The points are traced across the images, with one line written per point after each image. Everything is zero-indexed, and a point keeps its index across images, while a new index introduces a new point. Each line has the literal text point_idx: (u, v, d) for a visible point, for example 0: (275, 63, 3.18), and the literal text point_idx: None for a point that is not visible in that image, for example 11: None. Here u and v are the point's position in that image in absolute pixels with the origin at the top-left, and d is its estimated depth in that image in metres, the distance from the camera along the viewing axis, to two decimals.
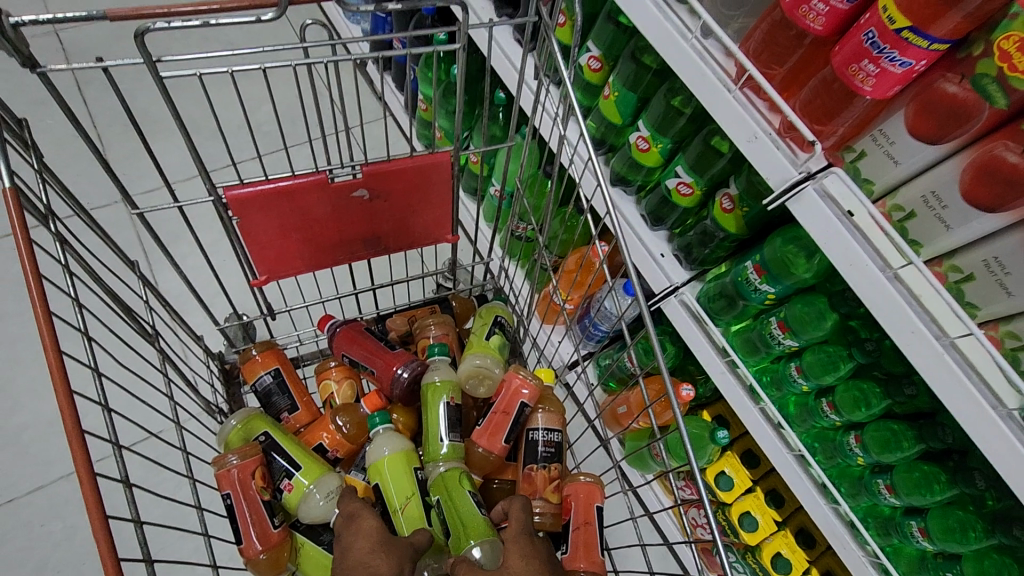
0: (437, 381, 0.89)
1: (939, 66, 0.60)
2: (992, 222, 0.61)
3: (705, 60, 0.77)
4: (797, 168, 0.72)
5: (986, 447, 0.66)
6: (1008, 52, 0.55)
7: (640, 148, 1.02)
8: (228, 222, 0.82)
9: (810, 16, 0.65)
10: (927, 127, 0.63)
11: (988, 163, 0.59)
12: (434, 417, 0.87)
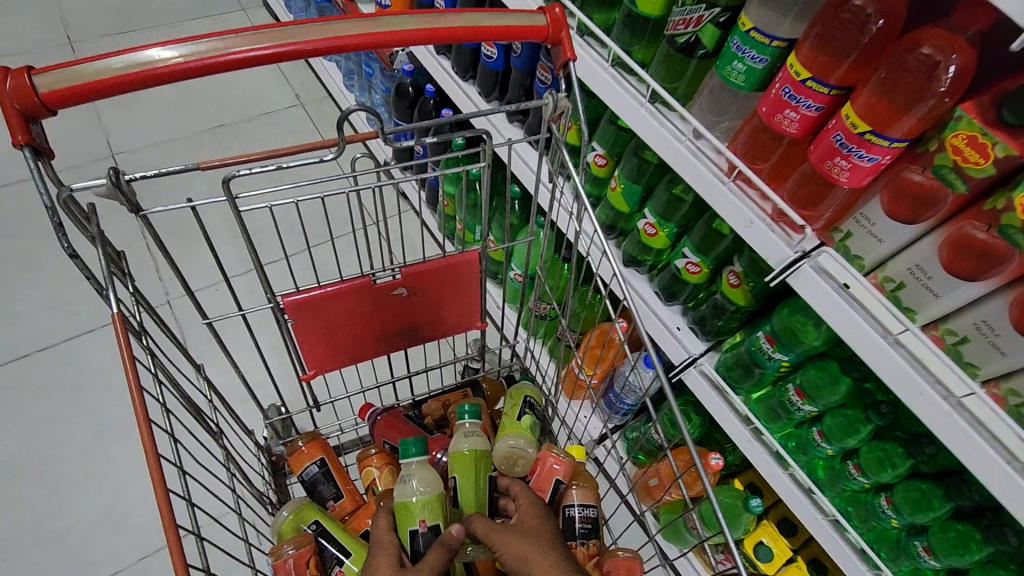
0: (467, 451, 0.89)
1: (903, 159, 0.69)
2: (973, 291, 0.67)
3: (700, 158, 0.88)
4: (792, 248, 0.81)
5: (1008, 502, 0.68)
6: (958, 147, 0.63)
7: (648, 233, 1.11)
8: (284, 325, 0.91)
9: (785, 122, 0.75)
10: (901, 210, 0.70)
11: (961, 239, 0.66)
12: (467, 483, 0.89)
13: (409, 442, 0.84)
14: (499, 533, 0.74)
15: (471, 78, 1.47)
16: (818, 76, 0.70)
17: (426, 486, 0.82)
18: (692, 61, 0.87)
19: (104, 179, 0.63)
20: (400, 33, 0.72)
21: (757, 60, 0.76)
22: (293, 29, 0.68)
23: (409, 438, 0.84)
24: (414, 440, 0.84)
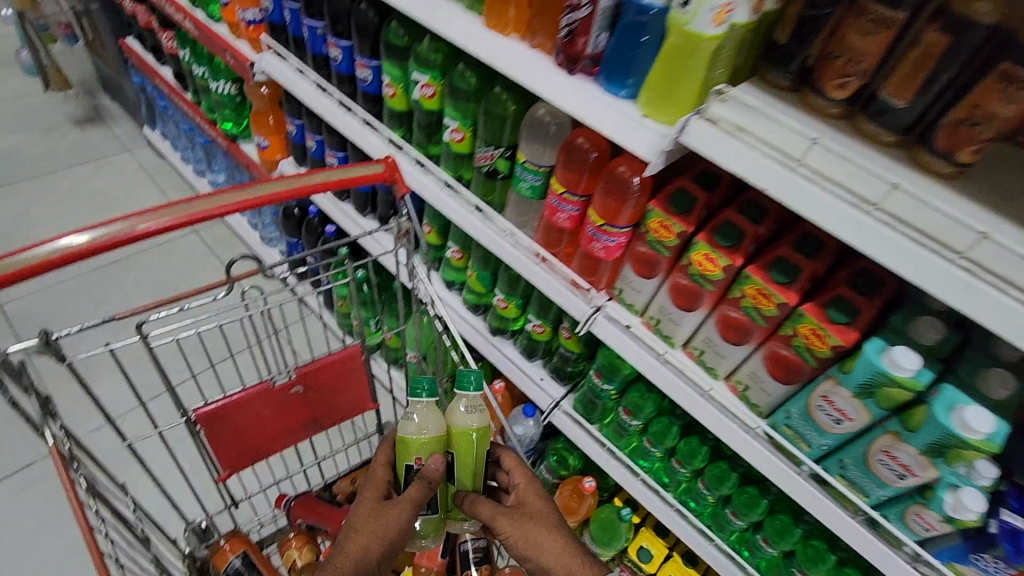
0: (471, 430, 0.90)
1: (635, 237, 1.01)
2: (695, 317, 0.99)
3: (517, 247, 1.17)
4: (589, 304, 1.10)
5: (753, 459, 0.97)
6: (657, 227, 0.95)
7: (502, 306, 1.39)
8: (197, 436, 1.07)
9: (560, 220, 1.07)
10: (643, 269, 1.02)
11: (678, 285, 0.98)
12: (467, 454, 0.91)
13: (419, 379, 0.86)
14: (513, 518, 0.87)
15: (348, 197, 1.73)
16: (570, 189, 1.03)
17: (427, 428, 0.88)
18: (497, 182, 1.18)
19: (35, 339, 0.80)
20: (264, 197, 0.95)
21: (534, 180, 1.08)
22: (177, 206, 0.89)
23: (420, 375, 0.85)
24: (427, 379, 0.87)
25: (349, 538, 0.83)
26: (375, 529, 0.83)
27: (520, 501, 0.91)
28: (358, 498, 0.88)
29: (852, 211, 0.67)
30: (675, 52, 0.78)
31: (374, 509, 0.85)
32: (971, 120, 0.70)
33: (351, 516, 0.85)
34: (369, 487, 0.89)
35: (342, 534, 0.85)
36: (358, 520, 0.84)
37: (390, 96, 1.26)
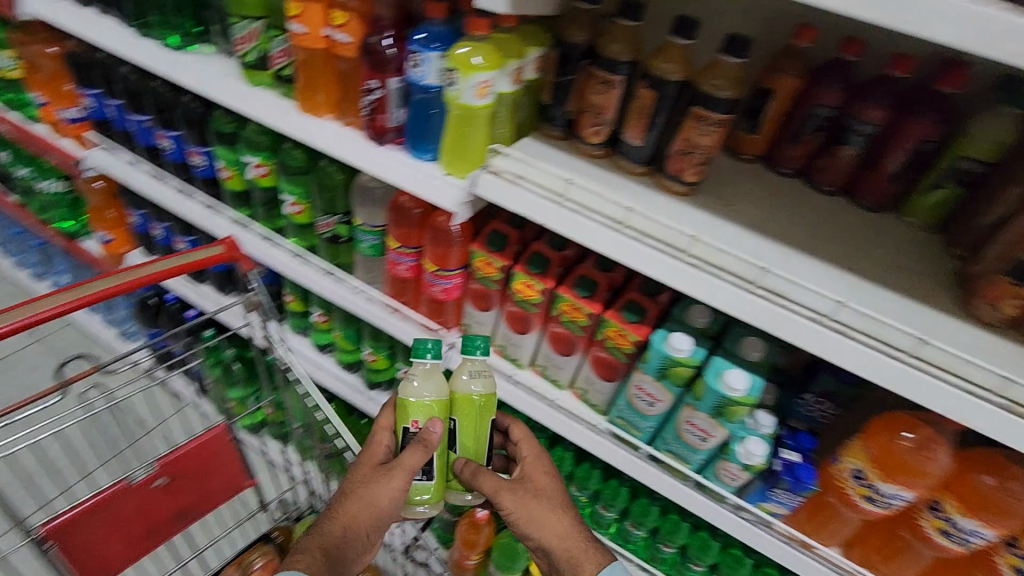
0: (474, 394, 0.94)
1: (468, 276, 1.14)
2: (531, 339, 1.13)
3: (371, 302, 1.25)
4: (444, 342, 1.20)
5: (600, 452, 1.10)
6: (483, 264, 1.08)
7: (372, 360, 1.45)
8: (48, 553, 1.00)
9: (402, 270, 1.17)
10: (482, 302, 1.15)
11: (512, 312, 1.12)
12: (469, 419, 0.95)
13: (428, 343, 0.90)
14: (519, 493, 0.93)
15: (205, 279, 1.71)
16: (404, 242, 1.13)
17: (428, 395, 0.91)
18: (340, 246, 1.26)
19: None
20: (101, 291, 0.86)
21: (373, 239, 1.17)
22: None
23: (431, 340, 0.90)
24: (434, 346, 0.90)
25: (345, 503, 0.87)
26: (381, 497, 0.87)
27: (524, 475, 0.98)
28: (357, 462, 0.92)
29: (612, 232, 0.82)
30: (458, 120, 0.92)
31: (379, 472, 0.89)
32: (686, 150, 0.90)
33: (350, 479, 0.90)
34: (370, 452, 0.93)
35: (337, 498, 0.89)
36: (359, 481, 0.89)
37: (227, 179, 1.31)
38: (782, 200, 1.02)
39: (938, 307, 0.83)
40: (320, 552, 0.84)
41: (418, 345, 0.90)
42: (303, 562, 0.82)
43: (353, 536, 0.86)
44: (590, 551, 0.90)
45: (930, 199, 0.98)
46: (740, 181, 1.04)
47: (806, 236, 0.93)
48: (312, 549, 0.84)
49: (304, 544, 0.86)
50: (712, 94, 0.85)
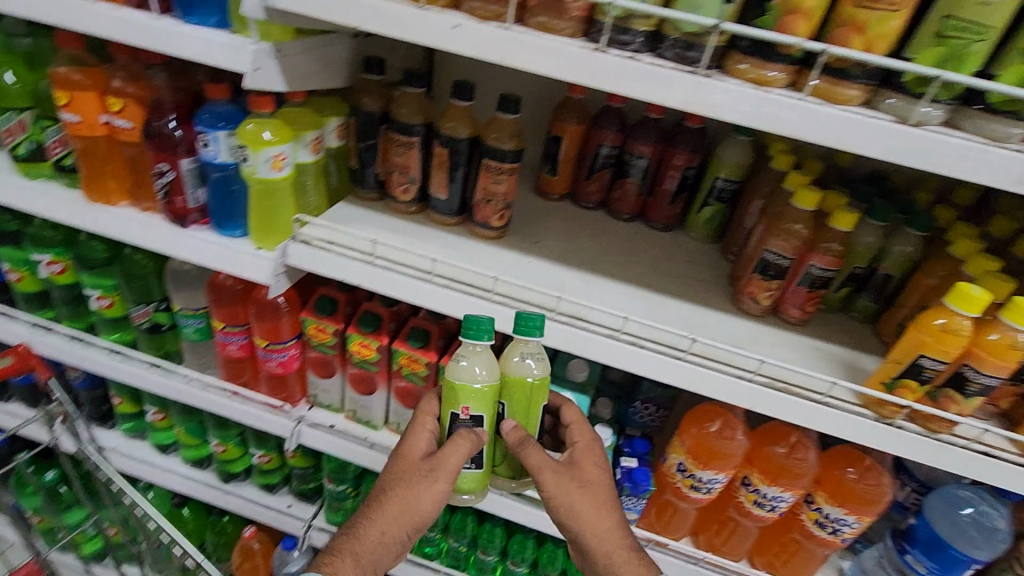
0: (529, 376, 0.76)
1: (305, 345, 1.12)
2: (378, 398, 1.13)
3: (206, 389, 1.17)
4: (290, 418, 1.16)
5: None
6: (316, 331, 1.07)
7: (222, 451, 1.35)
8: None
9: (233, 350, 1.11)
10: (323, 370, 1.13)
11: (355, 374, 1.11)
12: (520, 404, 0.78)
13: (480, 323, 0.73)
14: (567, 479, 0.79)
15: (11, 395, 1.49)
16: (230, 321, 1.08)
17: (483, 377, 0.75)
18: (163, 334, 1.18)
19: None
20: None
21: (197, 323, 1.11)
22: None
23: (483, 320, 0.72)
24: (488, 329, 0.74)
25: (377, 504, 0.78)
26: (414, 499, 0.76)
27: (574, 462, 0.82)
28: (399, 446, 0.80)
29: (423, 282, 0.86)
30: (261, 194, 0.92)
31: (416, 466, 0.77)
32: (487, 198, 0.99)
33: (390, 469, 0.79)
34: (404, 445, 0.79)
35: (376, 489, 0.80)
36: (394, 473, 0.78)
37: (17, 282, 1.18)
38: (587, 232, 1.14)
39: (715, 307, 0.97)
40: (353, 556, 0.76)
41: (468, 320, 0.73)
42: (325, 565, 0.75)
43: (391, 538, 0.76)
44: (635, 562, 0.79)
45: (704, 215, 1.15)
46: (548, 219, 1.15)
47: (604, 262, 1.05)
48: (345, 549, 0.76)
49: (336, 541, 0.78)
50: (496, 146, 0.94)
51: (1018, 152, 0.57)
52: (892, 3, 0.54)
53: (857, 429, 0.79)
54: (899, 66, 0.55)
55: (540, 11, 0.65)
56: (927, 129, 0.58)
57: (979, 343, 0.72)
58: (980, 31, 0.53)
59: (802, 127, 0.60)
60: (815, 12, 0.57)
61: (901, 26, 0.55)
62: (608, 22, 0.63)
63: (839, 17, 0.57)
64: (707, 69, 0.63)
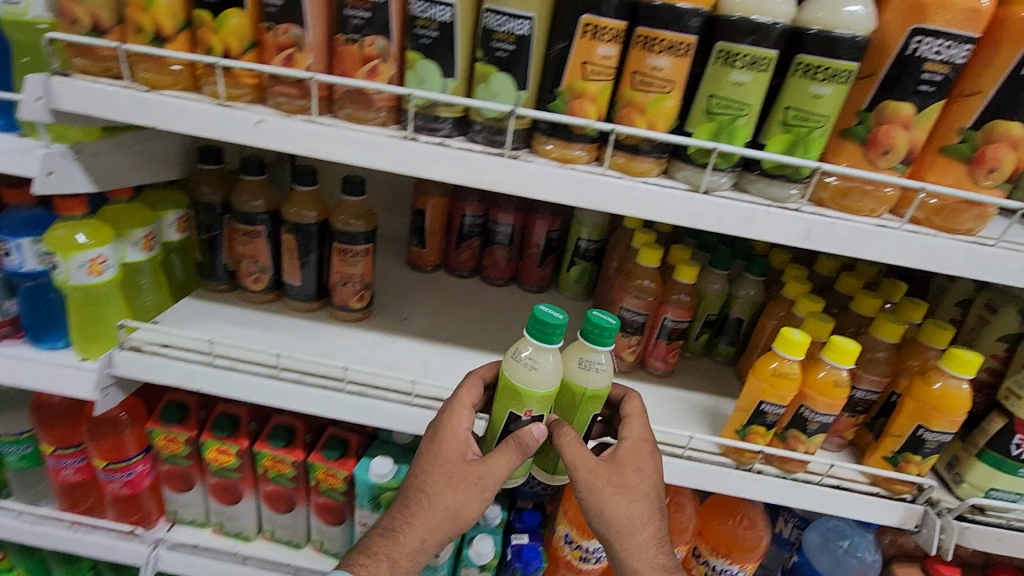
0: (591, 380, 0.69)
1: (156, 459, 1.00)
2: (246, 505, 1.03)
3: (39, 524, 1.01)
4: (145, 543, 1.02)
5: None
6: (166, 442, 0.97)
7: None
8: None
9: (68, 475, 0.98)
10: (180, 483, 1.02)
11: (217, 483, 1.01)
12: (574, 407, 0.70)
13: (552, 318, 0.63)
14: (608, 489, 0.68)
15: None
16: (62, 443, 0.96)
17: (550, 380, 0.66)
18: None
19: None
20: None
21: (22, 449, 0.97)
22: None
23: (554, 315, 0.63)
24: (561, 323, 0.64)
25: (409, 508, 0.70)
26: (455, 506, 0.69)
27: (621, 469, 0.69)
28: (431, 447, 0.70)
29: (271, 380, 0.81)
30: (82, 301, 0.83)
31: (450, 475, 0.69)
32: (343, 281, 0.95)
33: (421, 474, 0.70)
34: (437, 447, 0.70)
35: (405, 491, 0.71)
36: (426, 474, 0.70)
37: None
38: (459, 304, 1.13)
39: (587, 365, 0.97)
40: (388, 561, 0.69)
41: (539, 317, 0.64)
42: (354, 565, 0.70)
43: (432, 541, 0.70)
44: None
45: (572, 274, 1.17)
46: (417, 295, 1.12)
47: (473, 336, 1.04)
48: (375, 553, 0.70)
49: (365, 542, 0.72)
50: (344, 230, 0.92)
51: (795, 212, 0.61)
52: (663, 85, 0.59)
53: (719, 481, 0.81)
54: (679, 140, 0.59)
55: (347, 103, 0.64)
56: (716, 195, 0.62)
57: (810, 383, 0.76)
58: (740, 108, 0.58)
59: (607, 201, 0.63)
60: (600, 95, 0.60)
61: (677, 104, 0.60)
62: (413, 112, 0.64)
63: (622, 99, 0.61)
64: (513, 151, 0.64)
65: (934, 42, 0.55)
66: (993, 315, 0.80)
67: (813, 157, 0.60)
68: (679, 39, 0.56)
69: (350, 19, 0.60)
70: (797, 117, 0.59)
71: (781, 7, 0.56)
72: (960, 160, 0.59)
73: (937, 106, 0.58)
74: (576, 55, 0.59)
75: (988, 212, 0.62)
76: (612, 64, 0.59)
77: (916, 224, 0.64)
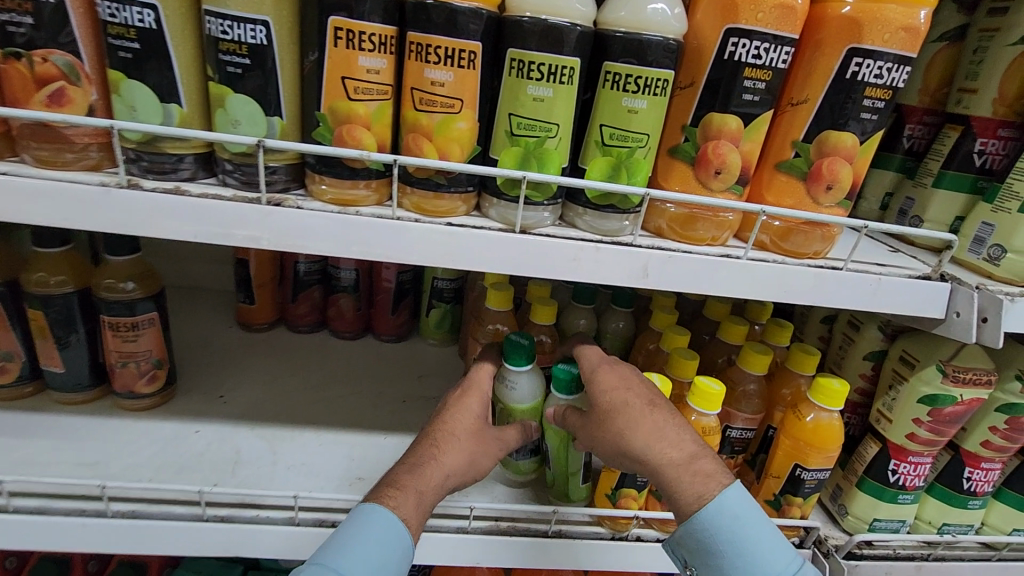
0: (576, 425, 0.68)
1: None
2: None
3: None
4: None
5: None
6: None
7: None
8: None
9: None
10: None
11: None
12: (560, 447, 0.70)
13: (520, 343, 0.68)
14: (589, 424, 0.62)
15: None
16: None
17: (533, 392, 0.70)
18: None
19: None
20: None
21: None
22: None
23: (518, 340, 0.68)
24: (525, 342, 0.68)
25: (433, 446, 0.61)
26: (476, 455, 0.63)
27: (604, 413, 0.60)
28: (457, 398, 0.66)
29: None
30: None
31: (475, 425, 0.64)
32: (123, 362, 0.75)
33: (447, 418, 0.63)
34: (463, 400, 0.65)
35: (421, 436, 0.63)
36: (446, 420, 0.64)
37: None
38: (300, 365, 0.95)
39: None
40: (416, 493, 0.56)
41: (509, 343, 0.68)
42: (377, 497, 0.55)
43: (452, 484, 0.60)
44: (693, 480, 0.56)
45: (433, 319, 1.02)
46: (246, 360, 0.93)
47: (311, 407, 0.86)
48: (403, 484, 0.56)
49: (383, 478, 0.58)
50: (111, 300, 0.72)
51: (626, 248, 0.52)
52: (448, 104, 0.47)
53: (596, 558, 0.68)
54: (477, 170, 0.47)
55: (31, 141, 0.47)
56: (535, 234, 0.51)
57: None
58: (547, 128, 0.48)
59: (401, 249, 0.50)
60: (376, 117, 0.48)
61: (472, 126, 0.48)
62: (131, 151, 0.48)
63: (404, 123, 0.49)
64: (276, 196, 0.50)
65: (750, 45, 0.47)
66: (857, 333, 0.76)
67: (641, 183, 0.51)
68: (459, 47, 0.45)
69: (7, 28, 0.43)
70: (615, 136, 0.49)
71: (576, 6, 0.46)
72: (798, 177, 0.53)
73: (765, 117, 0.50)
74: (331, 70, 0.45)
75: (834, 232, 0.56)
76: (386, 80, 0.47)
77: (763, 250, 0.56)
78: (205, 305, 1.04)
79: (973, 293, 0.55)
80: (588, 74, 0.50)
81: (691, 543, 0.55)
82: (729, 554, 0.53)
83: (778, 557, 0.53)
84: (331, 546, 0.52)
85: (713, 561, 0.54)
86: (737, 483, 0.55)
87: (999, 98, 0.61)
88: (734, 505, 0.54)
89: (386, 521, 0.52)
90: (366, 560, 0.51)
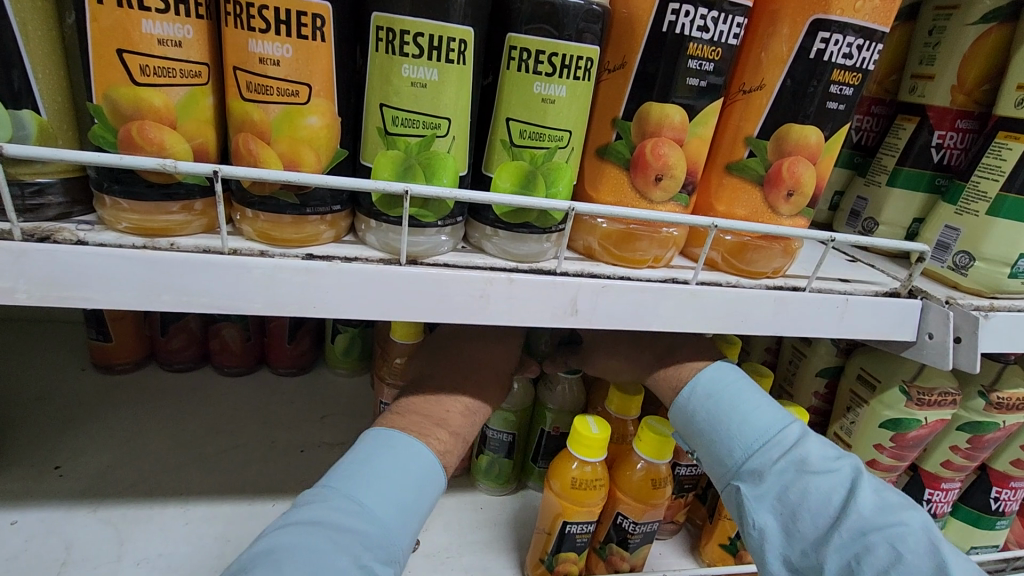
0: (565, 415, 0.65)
1: None
2: None
3: None
4: None
5: None
6: None
7: None
8: None
9: None
10: None
11: None
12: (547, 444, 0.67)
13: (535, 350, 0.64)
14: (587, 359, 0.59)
15: None
16: None
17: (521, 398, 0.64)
18: None
19: None
20: None
21: None
22: None
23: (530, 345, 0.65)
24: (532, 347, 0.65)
25: (457, 397, 0.51)
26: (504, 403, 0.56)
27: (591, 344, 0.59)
28: (465, 348, 0.56)
29: None
30: None
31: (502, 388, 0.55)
32: None
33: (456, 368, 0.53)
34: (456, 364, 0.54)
35: (441, 380, 0.52)
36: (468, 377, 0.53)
37: None
38: (172, 411, 0.76)
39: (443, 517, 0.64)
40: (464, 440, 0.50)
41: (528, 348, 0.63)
42: (414, 428, 0.47)
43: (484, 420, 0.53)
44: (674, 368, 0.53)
45: (339, 347, 0.86)
46: (98, 412, 0.74)
47: (180, 472, 0.69)
48: (453, 428, 0.49)
49: (423, 408, 0.49)
50: None
51: (548, 278, 0.40)
52: (289, 92, 0.33)
53: None
54: (339, 183, 0.34)
55: None
56: (429, 265, 0.38)
57: (623, 486, 0.57)
58: (434, 123, 0.35)
59: (237, 298, 0.36)
60: (184, 110, 0.33)
61: (329, 123, 0.35)
62: None
63: (231, 119, 0.34)
64: (42, 227, 0.34)
65: (695, 13, 0.37)
66: (808, 347, 0.68)
67: (564, 194, 0.39)
68: (297, 8, 0.31)
69: None
70: (527, 133, 0.37)
71: None
72: (754, 182, 0.43)
73: (715, 106, 0.40)
74: (101, 39, 0.30)
75: (793, 244, 0.47)
76: (195, 57, 0.33)
77: (713, 269, 0.46)
78: (48, 343, 0.83)
79: (946, 310, 0.48)
80: (488, 50, 0.38)
81: (680, 422, 0.51)
82: (709, 426, 0.48)
83: (769, 422, 0.47)
84: (363, 476, 0.42)
85: (699, 437, 0.49)
86: (714, 363, 0.52)
87: (957, 86, 0.54)
88: (713, 382, 0.50)
89: (425, 464, 0.45)
90: (411, 515, 0.42)
